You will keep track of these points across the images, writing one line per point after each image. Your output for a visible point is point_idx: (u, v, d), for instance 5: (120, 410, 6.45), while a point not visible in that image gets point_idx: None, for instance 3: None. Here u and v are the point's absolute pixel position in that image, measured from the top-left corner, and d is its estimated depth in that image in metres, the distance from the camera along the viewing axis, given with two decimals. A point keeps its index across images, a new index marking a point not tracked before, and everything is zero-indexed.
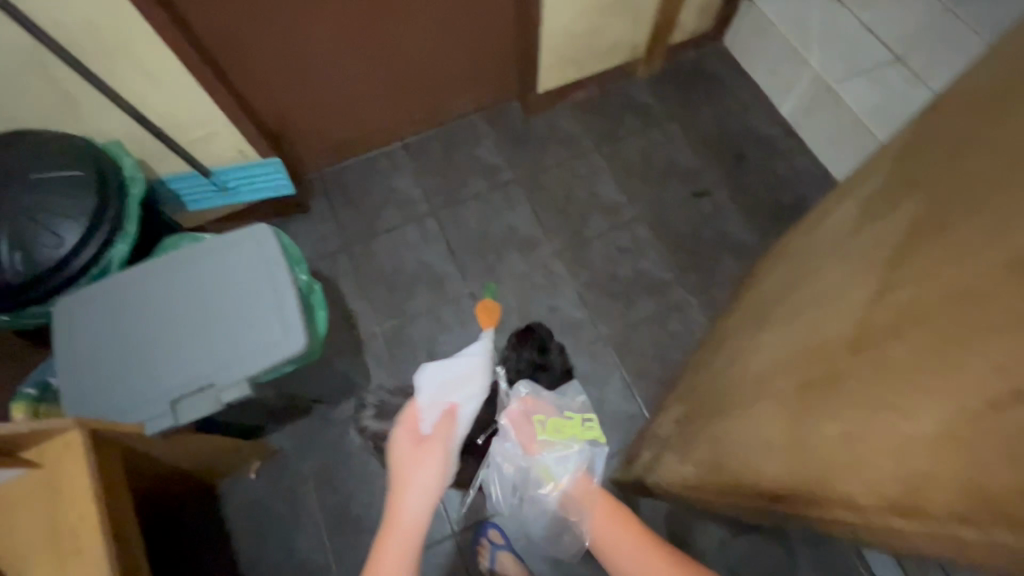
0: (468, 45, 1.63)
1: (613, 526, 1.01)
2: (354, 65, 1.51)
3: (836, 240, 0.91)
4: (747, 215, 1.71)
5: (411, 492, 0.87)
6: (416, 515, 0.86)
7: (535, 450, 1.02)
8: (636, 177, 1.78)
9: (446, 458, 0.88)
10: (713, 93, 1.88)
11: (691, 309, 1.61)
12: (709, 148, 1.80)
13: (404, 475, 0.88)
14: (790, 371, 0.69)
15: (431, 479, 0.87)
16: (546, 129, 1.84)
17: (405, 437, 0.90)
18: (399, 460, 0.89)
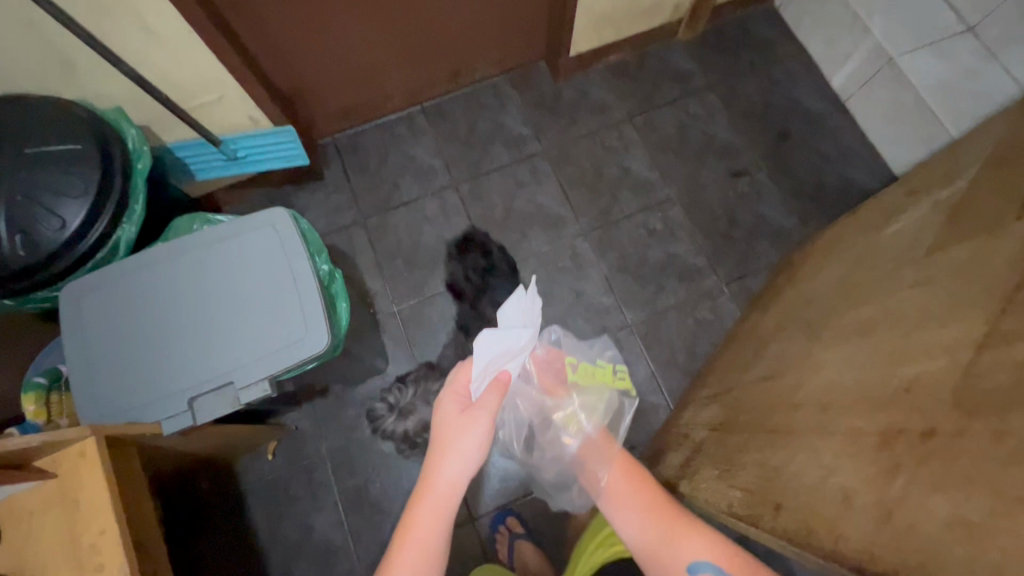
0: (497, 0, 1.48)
1: (630, 485, 0.98)
2: (373, 21, 1.38)
3: (910, 250, 0.83)
4: (788, 198, 1.61)
5: (447, 459, 0.84)
6: (451, 483, 0.83)
7: (563, 392, 0.96)
8: (671, 153, 1.66)
9: (488, 431, 0.84)
10: (759, 61, 1.73)
11: (723, 298, 1.54)
12: (751, 123, 1.68)
13: (443, 443, 0.85)
14: (867, 410, 0.63)
15: (471, 448, 0.84)
16: (576, 97, 1.71)
17: (452, 402, 0.87)
18: (441, 426, 0.87)
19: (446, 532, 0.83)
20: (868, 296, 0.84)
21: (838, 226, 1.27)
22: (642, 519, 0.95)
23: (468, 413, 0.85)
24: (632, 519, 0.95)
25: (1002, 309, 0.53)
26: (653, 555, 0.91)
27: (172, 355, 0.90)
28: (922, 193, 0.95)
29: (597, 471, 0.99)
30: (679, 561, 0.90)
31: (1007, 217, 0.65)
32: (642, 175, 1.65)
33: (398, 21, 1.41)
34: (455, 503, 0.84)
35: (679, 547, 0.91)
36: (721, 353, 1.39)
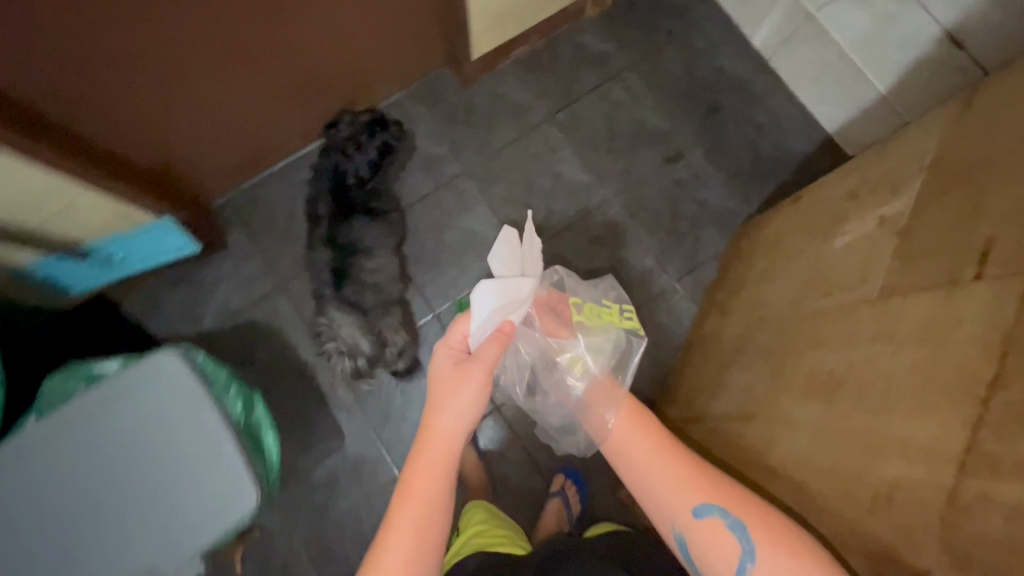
0: (379, 18, 1.29)
1: (635, 423, 0.90)
2: (239, 74, 1.18)
3: (863, 279, 0.78)
4: (727, 178, 1.55)
5: (442, 412, 0.82)
6: (450, 438, 0.82)
7: (567, 332, 0.98)
8: (601, 148, 1.56)
9: (481, 385, 0.83)
10: (676, 28, 1.61)
11: (679, 296, 1.49)
12: (677, 101, 1.59)
13: (439, 399, 0.83)
14: (859, 518, 0.60)
15: (467, 399, 0.83)
16: (491, 103, 1.57)
17: (447, 355, 0.86)
18: (439, 379, 0.85)
19: (448, 486, 0.81)
20: (828, 334, 0.79)
21: (781, 215, 1.23)
22: (646, 461, 0.86)
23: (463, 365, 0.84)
24: (637, 453, 0.87)
25: (977, 420, 0.49)
26: (659, 490, 0.83)
27: (86, 525, 0.78)
28: (864, 198, 0.90)
29: (603, 413, 0.94)
30: (687, 503, 0.80)
31: (963, 269, 0.60)
32: (575, 179, 1.55)
33: (270, 66, 1.22)
34: (454, 461, 0.82)
35: (686, 486, 0.81)
36: (685, 359, 1.36)
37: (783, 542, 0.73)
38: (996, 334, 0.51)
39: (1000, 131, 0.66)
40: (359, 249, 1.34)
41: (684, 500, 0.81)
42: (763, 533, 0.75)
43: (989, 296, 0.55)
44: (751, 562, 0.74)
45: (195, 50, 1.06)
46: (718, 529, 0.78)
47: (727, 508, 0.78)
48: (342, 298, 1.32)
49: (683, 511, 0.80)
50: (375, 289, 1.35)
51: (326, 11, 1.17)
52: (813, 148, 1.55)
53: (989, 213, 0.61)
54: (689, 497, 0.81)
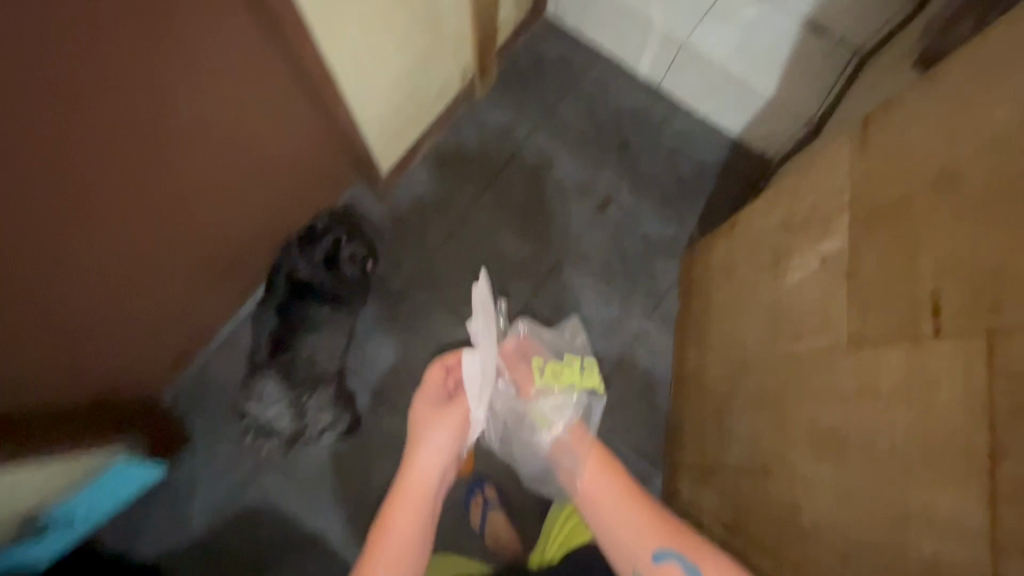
0: (280, 174, 1.24)
1: (600, 477, 1.00)
2: (147, 277, 1.10)
3: (824, 325, 0.81)
4: (658, 208, 1.59)
5: (422, 449, 0.94)
6: (427, 470, 0.94)
7: (532, 394, 1.07)
8: (533, 216, 1.58)
9: (458, 427, 0.95)
10: (566, 80, 1.65)
11: (652, 335, 1.51)
12: (589, 149, 1.62)
13: (419, 435, 0.95)
14: None
15: (445, 440, 0.95)
16: (414, 205, 1.55)
17: (431, 397, 0.99)
18: (418, 424, 0.97)
19: (422, 518, 0.91)
20: (811, 383, 0.82)
21: (723, 243, 1.26)
22: (610, 509, 0.97)
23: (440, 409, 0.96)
24: (599, 493, 0.99)
25: (990, 496, 0.51)
26: (616, 525, 0.95)
27: None
28: (798, 232, 0.93)
29: (570, 468, 1.04)
30: (647, 547, 0.92)
31: (920, 322, 0.63)
32: (518, 253, 1.56)
33: (178, 256, 1.14)
34: (430, 497, 0.93)
35: (645, 533, 0.93)
36: (679, 398, 1.38)
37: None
38: (980, 399, 0.54)
39: (904, 173, 0.70)
40: (303, 326, 1.32)
41: (642, 538, 0.93)
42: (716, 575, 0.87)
43: (956, 354, 0.57)
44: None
45: (130, 267, 1.04)
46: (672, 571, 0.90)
47: (683, 554, 0.91)
48: (277, 368, 1.32)
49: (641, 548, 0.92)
50: (312, 363, 1.34)
51: (218, 188, 1.11)
52: (726, 155, 1.62)
53: (924, 262, 0.64)
54: (647, 539, 0.93)
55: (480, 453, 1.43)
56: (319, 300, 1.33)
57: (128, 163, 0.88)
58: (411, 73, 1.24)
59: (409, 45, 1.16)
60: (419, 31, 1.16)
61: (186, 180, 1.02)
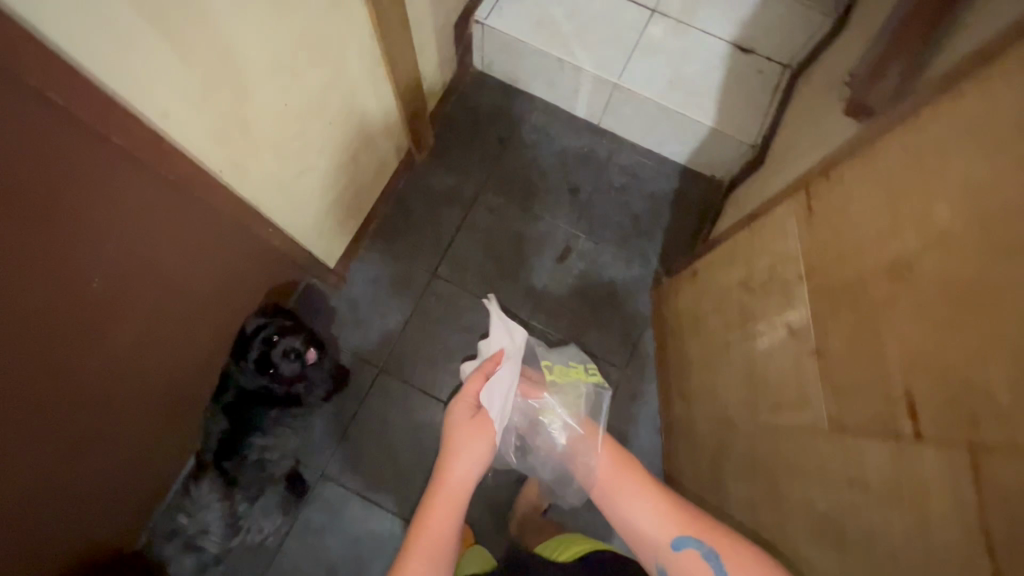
0: (235, 307, 1.16)
1: (616, 469, 0.97)
2: (100, 445, 0.99)
3: (804, 400, 0.78)
4: (619, 248, 1.56)
5: (460, 458, 0.98)
6: (467, 478, 0.98)
7: (542, 391, 1.10)
8: (494, 278, 1.53)
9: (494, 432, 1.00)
10: (505, 132, 1.61)
11: (634, 380, 1.48)
12: (540, 199, 1.59)
13: (456, 446, 0.99)
14: None
15: (481, 450, 0.99)
16: (371, 288, 1.49)
17: (463, 412, 1.01)
18: (456, 434, 1.00)
19: (456, 519, 0.97)
20: (801, 461, 0.79)
21: (689, 290, 1.23)
22: (630, 499, 0.93)
23: (477, 419, 1.00)
24: (621, 485, 0.95)
25: None
26: (636, 513, 0.92)
27: None
28: (760, 294, 0.91)
29: (585, 460, 1.02)
30: (665, 536, 0.88)
31: (900, 422, 0.60)
32: (486, 318, 1.51)
33: (135, 414, 1.03)
34: (465, 499, 0.99)
35: (662, 519, 0.89)
36: (671, 446, 1.34)
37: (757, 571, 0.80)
38: (974, 521, 0.51)
39: (857, 255, 0.67)
40: (252, 434, 1.18)
41: (660, 525, 0.89)
42: (737, 562, 0.82)
43: (942, 463, 0.55)
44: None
45: (79, 437, 0.92)
46: (694, 560, 0.85)
47: (703, 542, 0.86)
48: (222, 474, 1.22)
49: (662, 536, 0.89)
50: (262, 471, 1.22)
51: (171, 340, 1.01)
52: (678, 184, 1.60)
53: (895, 357, 0.61)
54: (665, 527, 0.89)
55: (479, 536, 1.38)
56: (273, 404, 1.19)
57: (60, 350, 0.77)
58: (339, 170, 1.18)
59: (330, 148, 1.09)
60: (338, 133, 1.09)
61: (132, 344, 0.91)
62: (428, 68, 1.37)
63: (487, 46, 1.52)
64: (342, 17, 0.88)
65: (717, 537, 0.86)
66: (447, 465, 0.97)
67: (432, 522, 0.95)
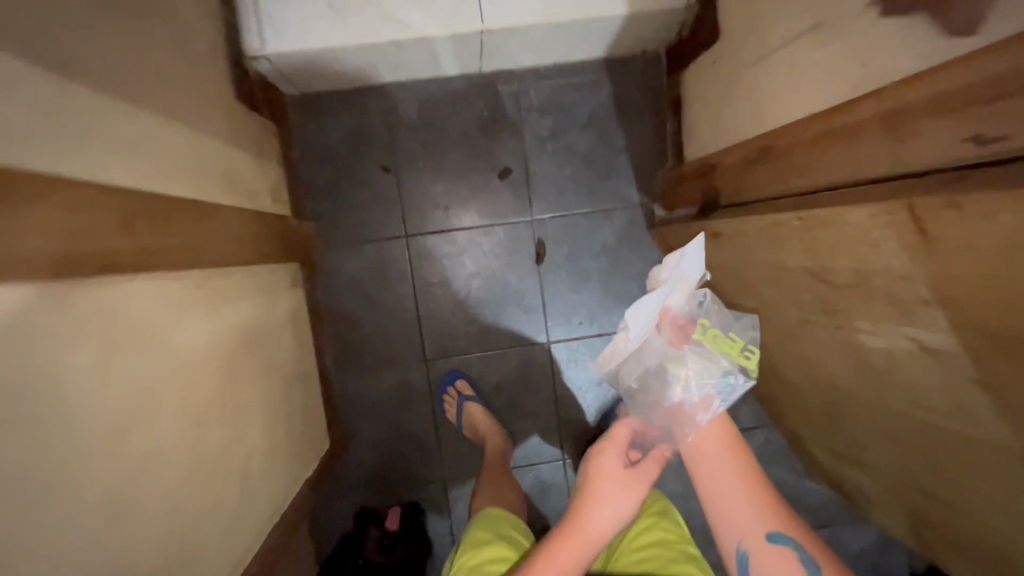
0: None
1: (725, 454, 0.81)
2: None
3: (971, 415, 0.63)
4: (589, 202, 1.27)
5: (603, 509, 0.82)
6: (605, 534, 0.81)
7: (686, 342, 0.77)
8: (486, 321, 1.28)
9: (633, 490, 0.83)
10: (386, 155, 1.23)
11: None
12: (474, 204, 1.26)
13: (596, 492, 0.83)
14: None
15: (626, 507, 0.83)
16: (377, 414, 1.28)
17: (612, 461, 0.85)
18: (601, 476, 0.84)
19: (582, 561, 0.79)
20: (990, 468, 0.65)
21: (716, 248, 1.01)
22: (729, 484, 0.79)
23: (631, 471, 0.84)
24: (735, 469, 0.79)
25: None
26: (736, 493, 0.78)
27: None
28: (847, 293, 0.70)
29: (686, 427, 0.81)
30: (761, 525, 0.75)
31: None
32: (506, 368, 1.30)
33: None
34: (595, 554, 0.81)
35: (759, 508, 0.76)
36: (758, 377, 1.25)
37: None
38: None
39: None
40: None
41: (764, 510, 0.76)
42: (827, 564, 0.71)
43: None
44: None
45: None
46: (784, 558, 0.73)
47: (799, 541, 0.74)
48: None
49: (763, 516, 0.76)
50: None
51: None
52: (611, 88, 1.25)
53: None
54: (766, 510, 0.77)
55: None
56: None
57: None
58: (267, 399, 0.88)
59: (241, 410, 0.78)
60: (236, 390, 0.78)
61: None
62: (252, 170, 0.96)
63: (294, 74, 1.06)
64: (105, 366, 0.52)
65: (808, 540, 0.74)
66: (585, 509, 0.82)
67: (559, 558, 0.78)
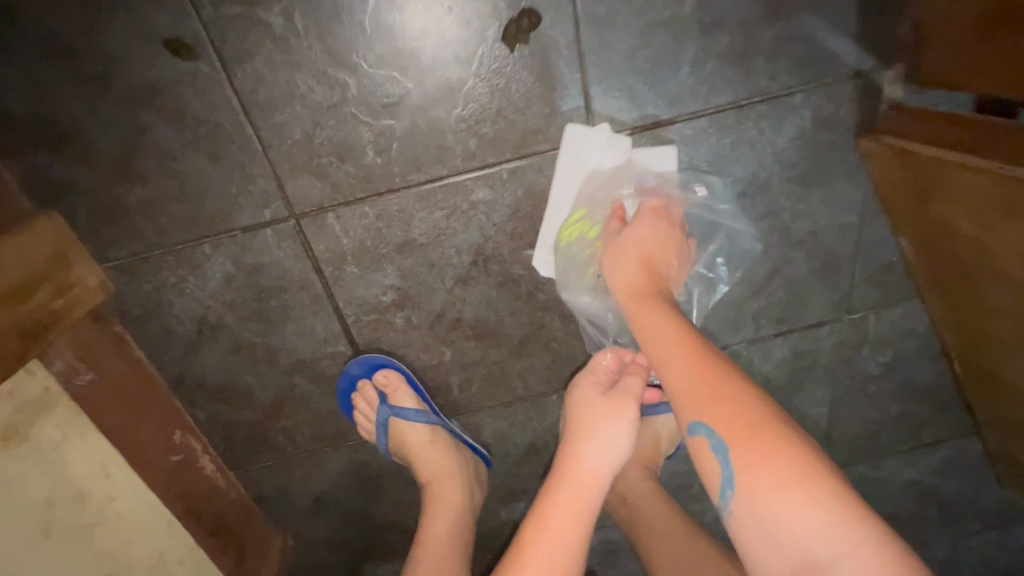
0: None
1: (647, 293, 0.47)
2: None
3: None
4: (728, 87, 0.51)
5: (596, 439, 0.47)
6: (600, 475, 0.46)
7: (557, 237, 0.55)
8: (497, 365, 0.63)
9: (618, 398, 0.50)
10: (173, 2, 0.44)
11: (876, 322, 0.68)
12: (438, 122, 0.49)
13: (579, 424, 0.49)
14: None
15: (625, 430, 0.48)
16: (316, 531, 0.70)
17: (586, 382, 0.52)
18: (579, 411, 0.50)
19: (586, 528, 0.44)
20: None
21: (979, 222, 0.48)
22: (664, 348, 0.44)
23: (614, 394, 0.50)
24: (649, 309, 0.46)
25: None
26: (636, 334, 0.47)
27: None
28: None
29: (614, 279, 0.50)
30: (681, 417, 0.41)
31: None
32: (542, 438, 0.68)
33: None
34: (596, 503, 0.45)
35: (695, 384, 0.40)
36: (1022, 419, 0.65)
37: (841, 512, 0.34)
38: None
39: None
40: None
41: (679, 353, 0.43)
42: (780, 459, 0.36)
43: None
44: (776, 524, 0.35)
45: None
46: (709, 460, 0.38)
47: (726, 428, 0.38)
48: None
49: (673, 367, 0.42)
50: None
51: None
52: None
53: None
54: (684, 356, 0.42)
55: None
56: None
57: None
58: None
59: None
60: None
61: None
62: None
63: None
64: None
65: (777, 417, 0.38)
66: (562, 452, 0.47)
67: (556, 526, 0.43)
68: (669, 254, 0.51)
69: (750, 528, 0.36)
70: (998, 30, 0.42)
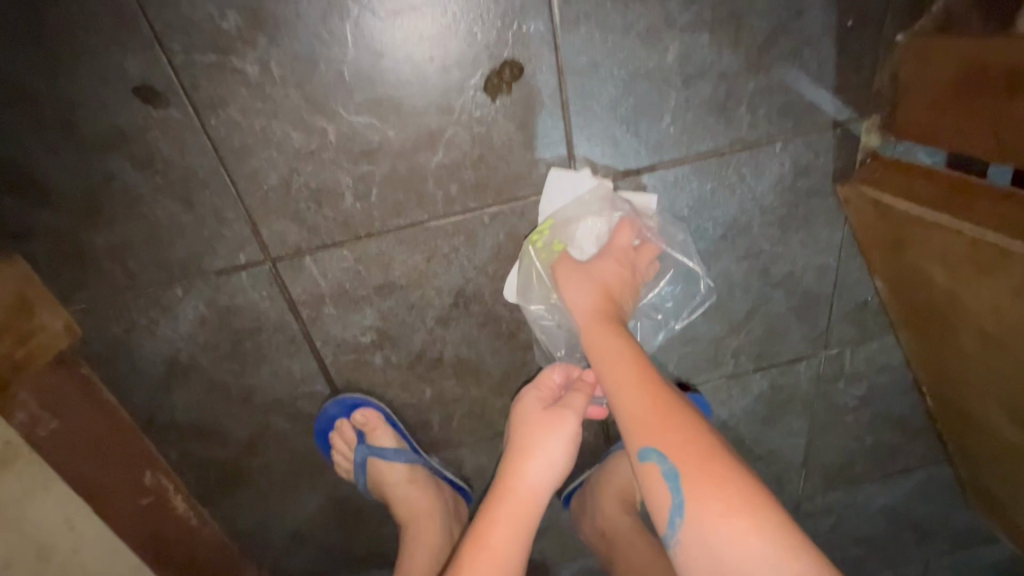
0: None
1: (607, 323, 0.47)
2: None
3: None
4: (710, 135, 0.52)
5: (537, 456, 0.46)
6: (539, 493, 0.45)
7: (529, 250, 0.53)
8: (477, 403, 0.63)
9: (563, 412, 0.48)
10: (142, 47, 0.43)
11: (855, 358, 0.69)
12: (419, 169, 0.49)
13: (521, 437, 0.48)
14: None
15: (566, 443, 0.47)
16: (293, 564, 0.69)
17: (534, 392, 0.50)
18: (523, 425, 0.48)
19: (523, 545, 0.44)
20: None
21: (953, 275, 0.48)
22: (621, 376, 0.43)
23: (557, 408, 0.48)
24: (606, 336, 0.46)
25: None
26: (592, 360, 0.46)
27: None
28: None
29: (575, 303, 0.49)
30: (632, 440, 0.40)
31: None
32: None
33: None
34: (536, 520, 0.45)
35: (651, 411, 0.40)
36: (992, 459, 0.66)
37: (785, 543, 0.34)
38: None
39: None
40: None
41: (634, 380, 0.43)
42: (728, 488, 0.36)
43: None
44: (723, 551, 0.35)
45: None
46: (660, 485, 0.38)
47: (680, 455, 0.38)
48: None
49: (628, 393, 0.42)
50: None
51: None
52: None
53: None
54: (638, 384, 0.42)
55: None
56: None
57: None
58: None
59: None
60: None
61: None
62: None
63: None
64: None
65: (723, 450, 0.39)
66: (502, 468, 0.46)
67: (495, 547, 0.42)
68: (627, 291, 0.51)
69: (696, 554, 0.36)
70: (969, 97, 0.44)
